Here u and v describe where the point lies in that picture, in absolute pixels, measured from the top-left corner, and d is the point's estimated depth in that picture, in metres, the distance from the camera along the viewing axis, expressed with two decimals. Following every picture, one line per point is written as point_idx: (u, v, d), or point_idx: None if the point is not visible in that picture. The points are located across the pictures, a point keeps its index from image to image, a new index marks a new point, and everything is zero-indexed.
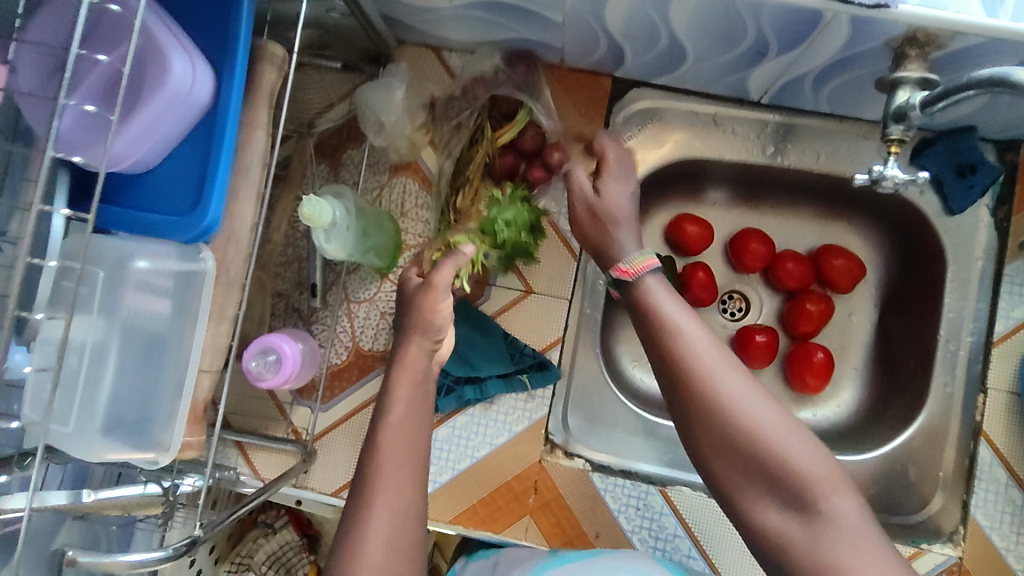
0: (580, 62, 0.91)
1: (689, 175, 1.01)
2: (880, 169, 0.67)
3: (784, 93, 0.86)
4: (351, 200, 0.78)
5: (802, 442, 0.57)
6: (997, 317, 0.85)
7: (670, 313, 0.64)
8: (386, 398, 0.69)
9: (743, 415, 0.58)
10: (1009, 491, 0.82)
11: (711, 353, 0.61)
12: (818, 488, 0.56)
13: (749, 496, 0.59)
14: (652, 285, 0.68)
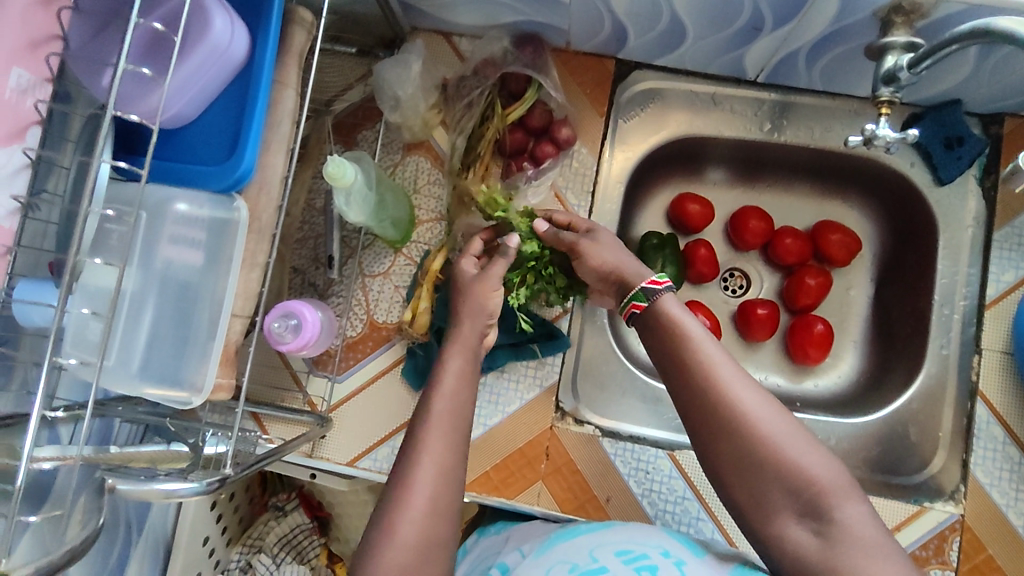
0: (585, 44, 0.95)
1: (690, 155, 1.05)
2: (873, 129, 0.71)
3: (778, 70, 0.91)
4: (370, 166, 0.81)
5: (816, 453, 0.60)
6: (989, 281, 0.89)
7: (683, 326, 0.67)
8: None
9: (758, 427, 0.61)
10: (1007, 448, 0.85)
11: (727, 369, 0.64)
12: (832, 496, 0.59)
13: (766, 506, 0.61)
14: (670, 304, 0.69)
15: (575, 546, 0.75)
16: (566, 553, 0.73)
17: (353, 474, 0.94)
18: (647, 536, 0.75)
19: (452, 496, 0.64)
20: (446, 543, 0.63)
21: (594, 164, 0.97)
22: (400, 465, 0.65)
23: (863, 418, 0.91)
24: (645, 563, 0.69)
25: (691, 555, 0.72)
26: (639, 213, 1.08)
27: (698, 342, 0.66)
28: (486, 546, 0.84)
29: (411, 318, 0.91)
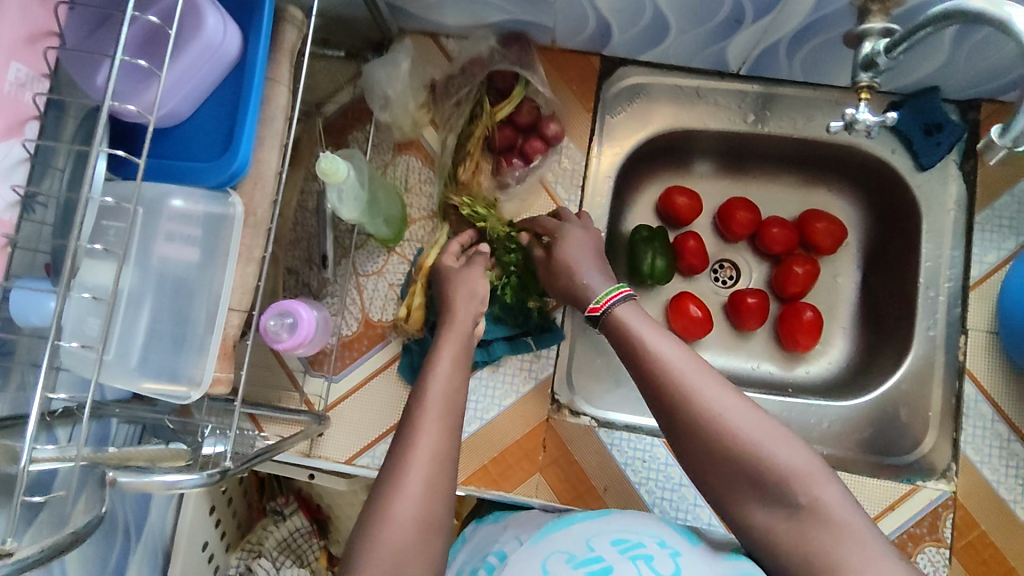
0: (571, 41, 0.97)
1: (678, 148, 1.07)
2: (852, 113, 0.73)
3: (760, 62, 0.93)
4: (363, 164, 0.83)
5: (780, 440, 0.62)
6: (972, 262, 0.91)
7: (636, 332, 0.72)
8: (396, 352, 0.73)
9: (721, 418, 0.63)
10: (996, 426, 0.86)
11: (688, 366, 0.67)
12: (799, 482, 0.60)
13: (737, 496, 0.63)
14: (622, 314, 0.75)
15: (571, 534, 0.73)
16: (563, 541, 0.72)
17: (353, 473, 0.94)
18: (642, 526, 0.74)
19: (449, 483, 0.65)
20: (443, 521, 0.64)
21: (583, 159, 0.99)
22: (396, 453, 0.65)
23: (854, 401, 0.93)
24: (641, 554, 0.68)
25: (684, 543, 0.72)
26: (628, 207, 1.10)
27: (658, 342, 0.69)
28: (484, 535, 0.83)
29: (406, 314, 0.93)
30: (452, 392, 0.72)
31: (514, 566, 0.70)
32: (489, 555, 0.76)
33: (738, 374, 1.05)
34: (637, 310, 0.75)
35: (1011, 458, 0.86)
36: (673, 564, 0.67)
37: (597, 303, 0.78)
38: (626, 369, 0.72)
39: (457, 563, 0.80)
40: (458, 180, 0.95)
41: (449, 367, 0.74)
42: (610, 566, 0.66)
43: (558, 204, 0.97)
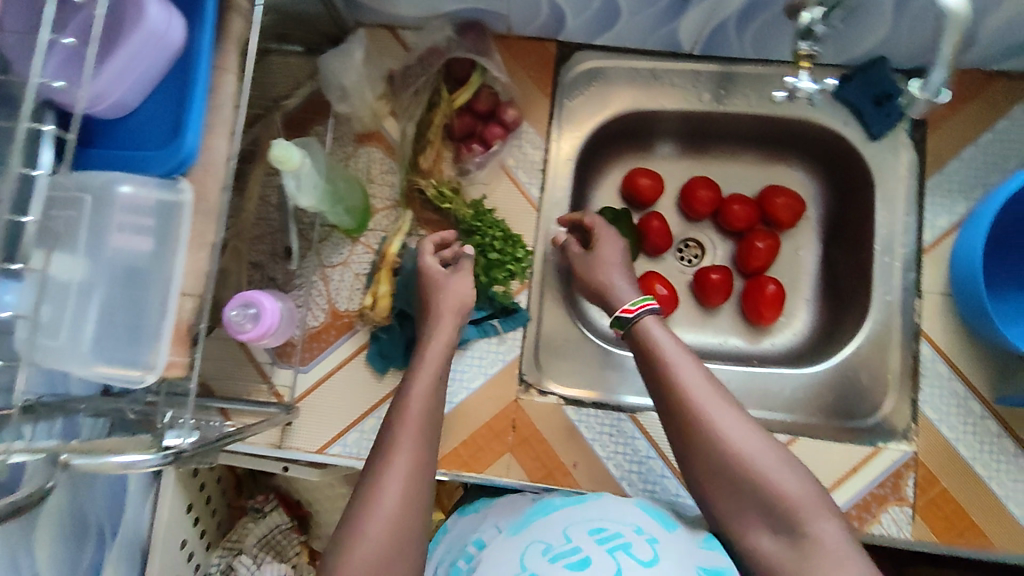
0: (526, 28, 0.98)
1: (639, 129, 1.08)
2: (794, 82, 0.75)
3: (712, 41, 0.95)
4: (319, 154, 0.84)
5: (787, 470, 0.66)
6: (924, 227, 0.92)
7: (664, 347, 0.75)
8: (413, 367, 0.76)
9: (733, 445, 0.67)
10: (952, 384, 0.88)
11: (705, 391, 0.71)
12: (801, 510, 0.64)
13: (742, 518, 0.67)
14: (651, 326, 0.78)
15: (550, 522, 0.71)
16: (542, 529, 0.71)
17: (326, 462, 0.95)
18: (623, 512, 0.72)
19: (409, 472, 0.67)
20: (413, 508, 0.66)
21: (543, 144, 0.99)
22: (382, 453, 0.69)
23: (812, 367, 0.95)
24: (617, 540, 0.66)
25: (664, 530, 0.70)
26: (592, 191, 1.12)
27: (680, 365, 0.73)
28: (464, 526, 0.83)
29: (372, 303, 0.94)
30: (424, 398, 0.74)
31: (492, 557, 0.70)
32: (473, 544, 0.77)
33: (706, 349, 1.07)
34: (663, 327, 0.78)
35: (968, 416, 0.88)
36: (650, 551, 0.66)
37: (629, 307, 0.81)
38: (648, 382, 0.76)
39: (442, 554, 0.80)
40: (420, 168, 0.96)
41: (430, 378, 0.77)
42: (585, 553, 0.64)
43: (521, 187, 0.98)
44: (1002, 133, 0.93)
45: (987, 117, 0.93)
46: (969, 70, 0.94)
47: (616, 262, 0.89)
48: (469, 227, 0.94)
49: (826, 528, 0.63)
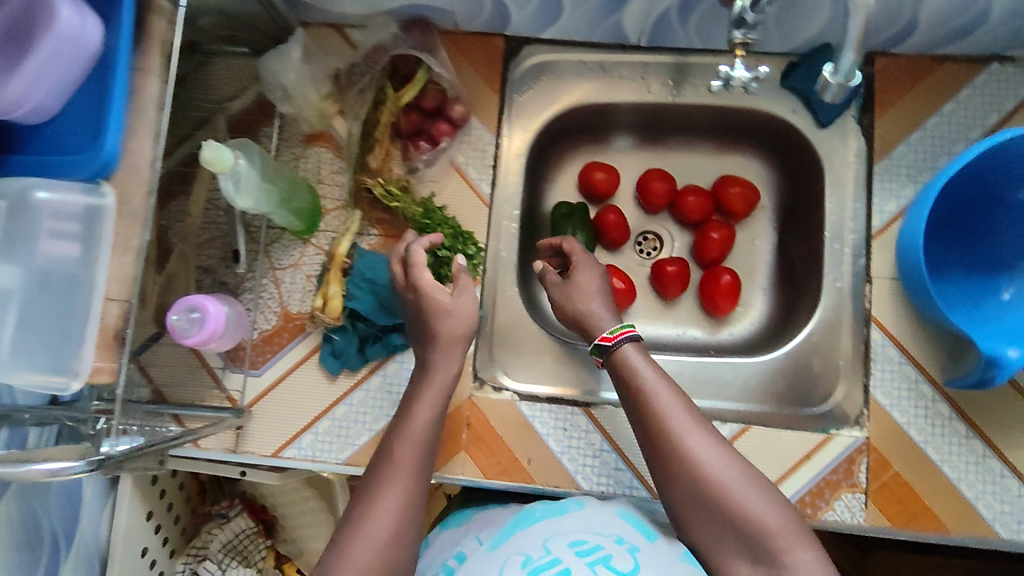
0: (472, 23, 0.97)
1: (592, 123, 1.08)
2: (728, 71, 0.74)
3: (657, 32, 0.95)
4: (257, 154, 0.84)
5: (761, 497, 0.67)
6: (873, 213, 0.92)
7: (643, 376, 0.77)
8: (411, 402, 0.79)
9: (708, 472, 0.69)
10: (903, 368, 0.88)
11: (682, 419, 0.73)
12: (779, 541, 0.65)
13: (720, 546, 0.68)
14: (630, 353, 0.79)
15: (531, 535, 0.72)
16: (521, 541, 0.71)
17: (281, 465, 0.94)
18: (604, 523, 0.74)
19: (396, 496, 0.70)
20: (387, 525, 0.67)
21: (492, 139, 0.99)
22: (373, 484, 0.71)
23: (766, 355, 0.95)
24: (599, 552, 0.67)
25: (644, 539, 0.71)
26: (549, 186, 1.11)
27: (659, 394, 0.75)
28: (447, 538, 0.82)
29: (323, 304, 0.93)
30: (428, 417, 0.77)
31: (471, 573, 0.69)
32: (450, 558, 0.76)
33: (665, 341, 1.07)
34: (641, 354, 0.79)
35: (920, 399, 0.88)
36: (631, 560, 0.67)
37: (609, 334, 0.82)
38: (629, 411, 0.77)
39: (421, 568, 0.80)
40: (369, 167, 0.95)
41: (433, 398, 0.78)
42: (565, 566, 0.64)
43: (471, 184, 0.97)
44: (949, 115, 0.92)
45: (934, 99, 0.93)
46: (915, 53, 0.93)
47: (599, 288, 0.88)
48: (419, 225, 0.94)
49: (801, 557, 0.64)
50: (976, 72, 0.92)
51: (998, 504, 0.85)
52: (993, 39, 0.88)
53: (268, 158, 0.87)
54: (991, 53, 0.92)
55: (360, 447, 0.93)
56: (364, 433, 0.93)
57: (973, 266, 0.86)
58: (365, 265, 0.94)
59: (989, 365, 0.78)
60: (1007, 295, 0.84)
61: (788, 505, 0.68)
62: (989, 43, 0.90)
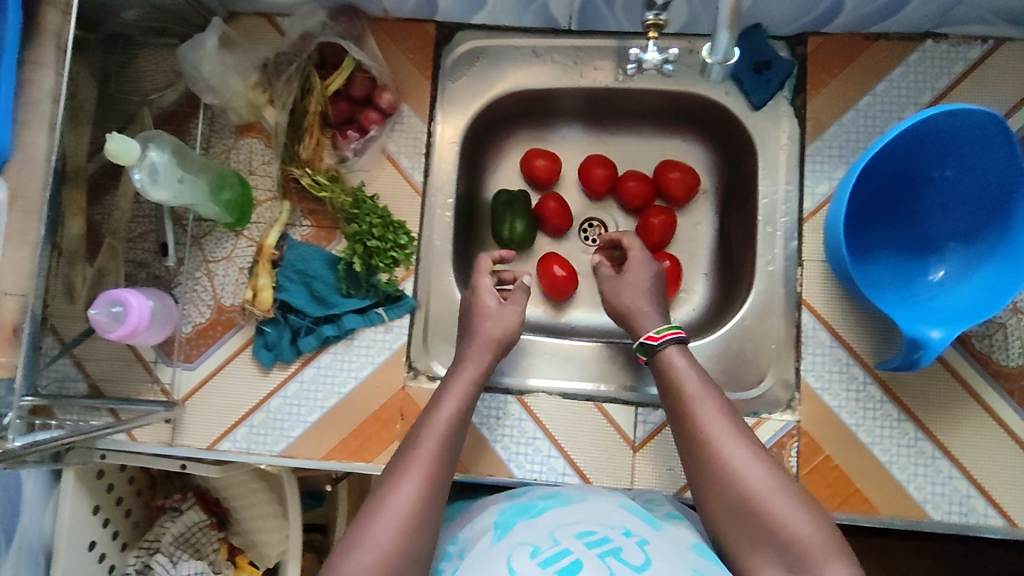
0: (401, 9, 0.96)
1: (532, 110, 1.07)
2: (639, 53, 0.74)
3: (585, 15, 0.93)
4: (168, 143, 0.83)
5: (797, 507, 0.68)
6: (805, 195, 0.91)
7: (682, 378, 0.79)
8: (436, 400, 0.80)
9: (745, 479, 0.70)
10: (834, 351, 0.88)
11: (723, 426, 0.74)
12: (810, 551, 0.65)
13: (755, 553, 0.68)
14: (673, 355, 0.82)
15: (537, 527, 0.73)
16: (528, 532, 0.72)
17: (216, 458, 0.95)
18: (610, 516, 0.75)
19: (405, 494, 0.70)
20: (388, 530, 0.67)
21: (424, 127, 0.97)
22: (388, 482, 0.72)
23: (700, 340, 0.94)
24: (608, 543, 0.68)
25: (649, 530, 0.73)
26: (491, 174, 1.11)
27: (699, 399, 0.77)
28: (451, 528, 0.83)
29: (253, 296, 0.92)
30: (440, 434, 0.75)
31: (477, 567, 0.69)
32: (453, 552, 0.76)
33: (608, 329, 1.06)
34: (684, 357, 0.82)
35: (851, 382, 0.87)
36: (640, 554, 0.67)
37: (655, 334, 0.85)
38: (668, 413, 0.80)
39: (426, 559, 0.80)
40: (298, 158, 0.95)
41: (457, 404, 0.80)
42: (575, 558, 0.65)
43: (403, 172, 0.96)
44: (882, 95, 0.91)
45: (866, 78, 0.91)
46: (848, 32, 0.92)
47: (651, 285, 0.92)
48: (348, 215, 0.93)
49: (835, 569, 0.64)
50: (909, 50, 0.91)
51: (929, 485, 0.85)
52: (922, 16, 0.87)
53: (183, 148, 0.87)
54: (923, 30, 0.90)
55: (295, 439, 0.93)
56: (298, 425, 0.93)
57: (902, 246, 0.87)
58: (296, 256, 0.94)
59: (913, 347, 0.78)
60: (940, 274, 0.85)
61: (825, 517, 0.69)
62: (920, 20, 0.88)
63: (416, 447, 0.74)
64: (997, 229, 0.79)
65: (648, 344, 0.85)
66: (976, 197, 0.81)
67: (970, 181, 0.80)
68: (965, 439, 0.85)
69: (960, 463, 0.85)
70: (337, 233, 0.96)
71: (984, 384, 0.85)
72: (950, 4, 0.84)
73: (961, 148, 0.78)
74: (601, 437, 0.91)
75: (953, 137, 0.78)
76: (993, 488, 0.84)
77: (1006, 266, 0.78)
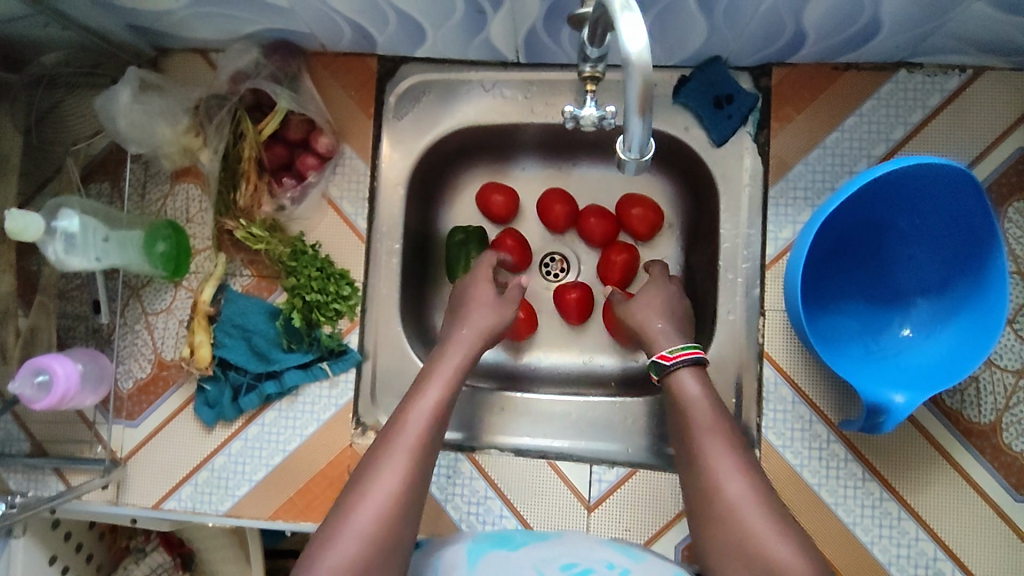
0: (338, 44, 0.90)
1: (485, 144, 1.00)
2: (573, 110, 0.65)
3: (532, 49, 0.87)
4: (75, 203, 0.80)
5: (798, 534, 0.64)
6: (767, 240, 0.86)
7: (692, 405, 0.74)
8: (418, 393, 0.75)
9: (745, 512, 0.65)
10: (796, 408, 0.84)
11: (726, 454, 0.69)
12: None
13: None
14: (686, 378, 0.76)
15: (516, 562, 0.68)
16: (508, 567, 0.67)
17: (163, 516, 0.92)
18: (589, 550, 0.72)
19: (377, 495, 0.65)
20: (352, 538, 0.63)
21: (367, 169, 0.93)
22: (356, 485, 0.67)
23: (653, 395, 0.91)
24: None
25: (630, 560, 0.70)
26: (446, 208, 1.04)
27: (706, 430, 0.71)
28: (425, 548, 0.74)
29: (191, 353, 0.89)
30: (423, 421, 0.71)
31: None
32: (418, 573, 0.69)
33: (568, 372, 1.02)
34: (697, 383, 0.75)
35: (814, 440, 0.83)
36: None
37: (668, 352, 0.78)
38: (675, 436, 0.75)
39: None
40: (236, 207, 0.90)
41: (435, 397, 0.74)
42: None
43: (346, 219, 0.92)
44: (851, 131, 0.84)
45: (834, 114, 0.85)
46: (814, 62, 0.85)
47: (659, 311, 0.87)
48: (287, 267, 0.89)
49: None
50: (881, 81, 0.84)
51: (894, 547, 0.81)
52: (893, 46, 0.80)
53: (98, 207, 0.84)
54: (896, 59, 0.83)
55: (240, 498, 0.90)
56: (243, 483, 0.90)
57: (869, 296, 0.84)
58: (235, 310, 0.90)
59: (874, 412, 0.73)
60: (906, 330, 0.81)
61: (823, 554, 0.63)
62: (892, 50, 0.81)
63: (391, 447, 0.69)
64: (966, 283, 0.76)
65: (657, 363, 0.79)
66: (944, 247, 0.77)
67: (938, 230, 0.76)
68: (931, 499, 0.81)
69: (927, 524, 0.81)
70: (278, 284, 0.92)
71: (955, 443, 0.81)
72: (924, 34, 0.77)
73: (920, 198, 0.75)
74: (557, 496, 0.88)
75: (918, 185, 0.74)
76: (960, 549, 0.80)
77: (974, 322, 0.74)
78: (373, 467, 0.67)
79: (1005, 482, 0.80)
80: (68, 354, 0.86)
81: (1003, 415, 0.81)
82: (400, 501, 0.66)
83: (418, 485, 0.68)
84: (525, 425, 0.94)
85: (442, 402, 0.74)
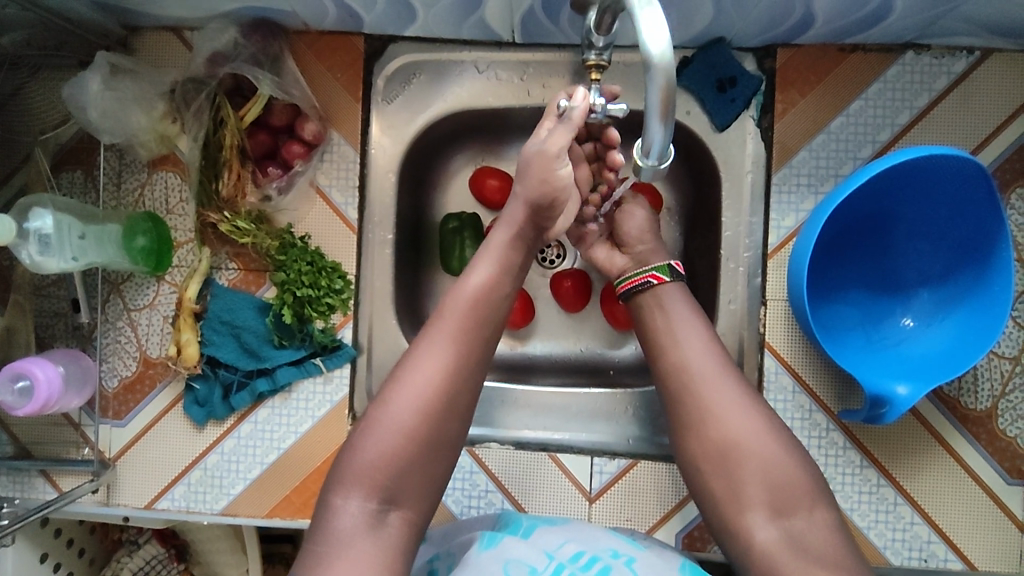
0: (323, 23, 0.85)
1: (477, 126, 0.96)
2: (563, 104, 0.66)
3: (528, 28, 0.83)
4: (44, 197, 0.76)
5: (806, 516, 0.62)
6: (769, 228, 0.84)
7: (681, 329, 0.70)
8: (472, 272, 0.68)
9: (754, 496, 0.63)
10: (797, 397, 0.83)
11: None
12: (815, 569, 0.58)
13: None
14: (676, 324, 0.71)
15: (530, 546, 0.67)
16: (520, 553, 0.65)
17: (156, 516, 0.90)
18: (592, 535, 0.70)
19: (417, 389, 0.62)
20: (390, 432, 0.60)
21: (356, 156, 0.88)
22: (406, 371, 0.63)
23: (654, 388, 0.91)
24: (597, 566, 0.64)
25: (633, 548, 0.69)
26: (438, 194, 1.00)
27: (714, 389, 0.66)
28: (448, 535, 0.74)
29: (178, 352, 0.86)
30: (476, 313, 0.65)
31: None
32: None
33: (566, 361, 1.01)
34: (703, 333, 0.70)
35: (814, 428, 0.83)
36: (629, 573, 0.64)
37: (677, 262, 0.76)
38: (661, 389, 0.69)
39: (421, 562, 0.70)
40: (219, 196, 0.86)
41: (493, 270, 0.68)
42: None
43: (335, 208, 0.88)
44: (856, 115, 0.82)
45: (838, 98, 0.82)
46: (820, 43, 0.82)
47: None
48: (276, 261, 0.86)
49: None
50: (888, 63, 0.82)
51: (889, 532, 0.82)
52: (902, 28, 0.77)
53: (69, 203, 0.80)
54: (904, 41, 0.81)
55: (235, 496, 0.88)
56: (238, 482, 0.88)
57: (871, 284, 0.83)
58: (222, 305, 0.87)
59: (877, 404, 0.73)
60: (907, 321, 0.81)
61: None
62: (900, 32, 0.79)
63: (446, 329, 0.64)
64: (973, 271, 0.75)
65: (673, 270, 0.75)
66: (948, 236, 0.77)
67: (944, 219, 0.76)
68: (928, 484, 0.82)
69: (924, 509, 0.82)
70: (266, 277, 0.88)
71: (952, 429, 0.82)
72: (932, 18, 0.75)
73: (930, 186, 0.74)
74: (559, 489, 0.87)
75: (926, 176, 0.73)
76: (953, 532, 0.81)
77: (979, 311, 0.74)
78: (420, 356, 0.63)
79: (999, 467, 0.81)
80: (46, 356, 0.83)
81: (999, 401, 0.81)
82: (442, 397, 0.62)
83: (467, 376, 0.63)
84: (524, 417, 0.93)
85: (501, 294, 0.67)
